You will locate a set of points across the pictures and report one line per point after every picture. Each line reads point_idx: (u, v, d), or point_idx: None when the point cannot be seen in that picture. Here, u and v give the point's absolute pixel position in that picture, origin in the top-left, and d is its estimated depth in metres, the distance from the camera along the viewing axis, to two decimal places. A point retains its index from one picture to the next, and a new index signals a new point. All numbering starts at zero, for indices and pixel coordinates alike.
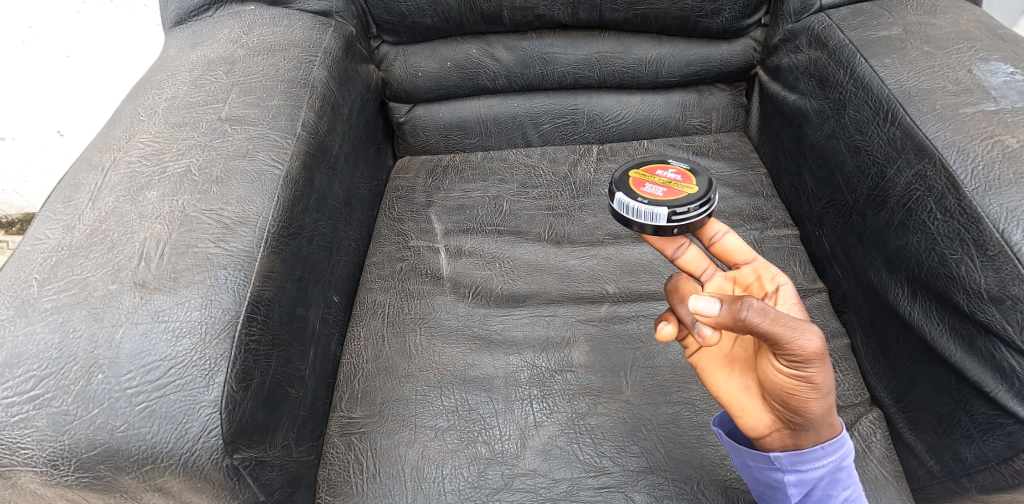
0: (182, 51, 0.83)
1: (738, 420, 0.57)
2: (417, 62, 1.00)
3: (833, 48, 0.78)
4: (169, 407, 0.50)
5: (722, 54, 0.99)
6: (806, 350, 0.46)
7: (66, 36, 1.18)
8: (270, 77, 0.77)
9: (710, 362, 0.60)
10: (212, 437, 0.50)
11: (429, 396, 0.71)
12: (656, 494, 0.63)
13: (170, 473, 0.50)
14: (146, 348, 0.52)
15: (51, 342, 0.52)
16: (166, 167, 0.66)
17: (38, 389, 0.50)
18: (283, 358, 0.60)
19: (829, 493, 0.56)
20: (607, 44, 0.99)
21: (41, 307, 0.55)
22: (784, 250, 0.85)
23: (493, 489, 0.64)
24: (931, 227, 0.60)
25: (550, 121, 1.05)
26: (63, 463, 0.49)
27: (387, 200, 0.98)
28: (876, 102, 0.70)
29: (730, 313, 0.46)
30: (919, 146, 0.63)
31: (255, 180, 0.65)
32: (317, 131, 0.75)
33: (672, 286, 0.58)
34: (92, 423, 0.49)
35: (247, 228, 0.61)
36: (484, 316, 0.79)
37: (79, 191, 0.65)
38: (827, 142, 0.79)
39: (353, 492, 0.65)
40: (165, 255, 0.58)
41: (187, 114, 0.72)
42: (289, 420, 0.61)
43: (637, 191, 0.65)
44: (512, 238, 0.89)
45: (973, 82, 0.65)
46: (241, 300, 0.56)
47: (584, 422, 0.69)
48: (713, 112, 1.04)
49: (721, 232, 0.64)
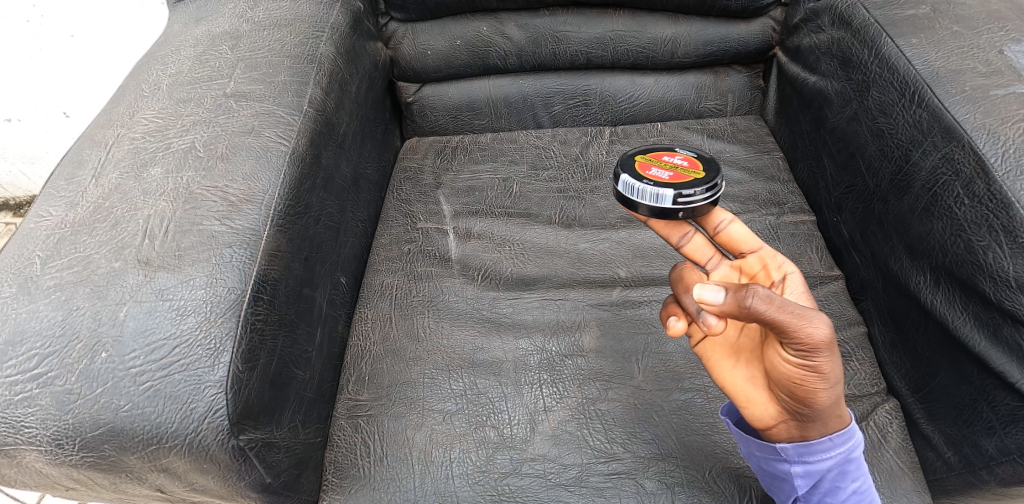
0: (187, 27, 0.81)
1: (745, 411, 0.56)
2: (425, 41, 0.98)
3: (858, 28, 0.76)
4: (174, 386, 0.49)
5: (740, 33, 0.96)
6: (814, 338, 0.44)
7: (71, 16, 1.17)
8: (277, 53, 0.75)
9: (716, 352, 0.58)
10: (218, 418, 0.49)
11: (437, 380, 0.70)
12: (668, 481, 0.62)
13: (175, 453, 0.49)
14: (150, 327, 0.51)
15: (55, 320, 0.51)
16: (170, 143, 0.64)
17: (41, 368, 0.50)
18: (290, 338, 0.59)
19: (837, 485, 0.55)
20: (621, 22, 0.96)
21: (44, 284, 0.54)
22: (800, 236, 0.83)
23: (502, 473, 0.63)
24: (957, 212, 0.58)
25: (561, 103, 1.03)
26: (68, 442, 0.49)
27: (395, 181, 0.96)
28: (902, 84, 0.67)
29: (735, 301, 0.45)
30: (947, 129, 0.61)
31: (261, 157, 0.64)
32: (324, 108, 0.73)
33: (678, 275, 0.57)
34: (96, 402, 0.48)
35: (253, 206, 0.59)
36: (494, 299, 0.78)
37: (82, 167, 0.64)
38: (848, 124, 0.76)
39: (360, 475, 0.64)
40: (169, 233, 0.57)
41: (191, 90, 0.70)
42: (295, 402, 0.60)
43: (643, 174, 0.62)
44: (522, 220, 0.88)
45: (1004, 63, 0.63)
46: (247, 279, 0.55)
47: (594, 408, 0.68)
48: (728, 94, 1.02)
49: (727, 221, 0.62)
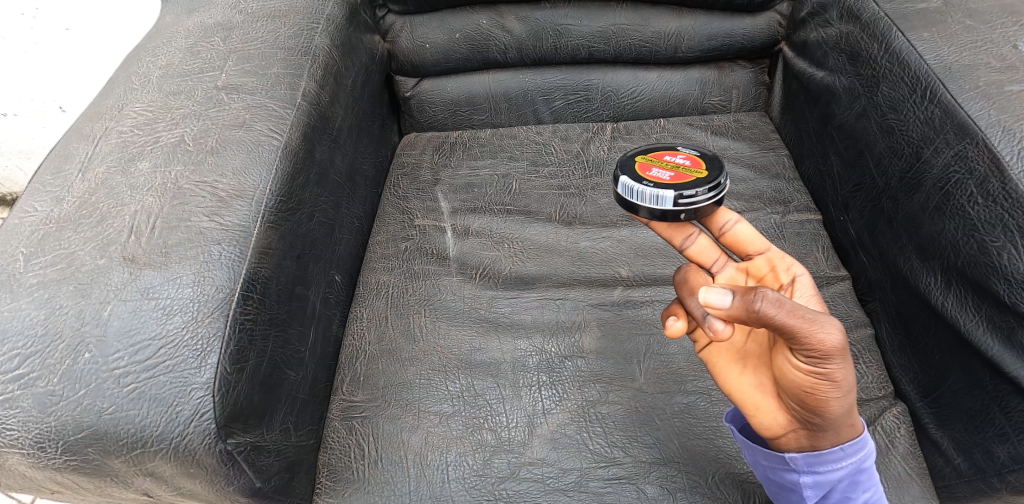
0: (179, 18, 0.79)
1: (752, 419, 0.54)
2: (424, 33, 0.96)
3: (867, 21, 0.74)
4: (159, 388, 0.47)
5: (745, 28, 0.94)
6: (826, 344, 0.42)
7: (66, 9, 1.15)
8: (270, 44, 0.73)
9: (722, 357, 0.56)
10: (205, 421, 0.47)
11: (433, 381, 0.69)
12: (670, 486, 0.61)
13: (161, 458, 0.47)
14: (135, 326, 0.49)
15: (37, 319, 0.50)
16: (159, 137, 0.63)
17: (22, 368, 0.48)
18: (281, 338, 0.58)
19: (848, 495, 0.53)
20: (624, 15, 0.94)
21: (27, 282, 0.52)
22: (806, 235, 0.81)
23: (499, 477, 0.62)
24: (970, 212, 0.57)
25: (562, 98, 1.01)
26: (50, 446, 0.47)
27: (393, 177, 0.95)
28: (913, 79, 0.65)
29: (744, 305, 0.44)
30: (960, 126, 0.59)
31: (252, 151, 0.62)
32: (318, 102, 0.71)
33: (682, 278, 0.55)
34: (79, 405, 0.47)
35: (243, 202, 0.58)
36: (492, 298, 0.76)
37: (69, 161, 0.62)
38: (856, 121, 0.75)
39: (353, 479, 0.62)
40: (156, 230, 0.55)
41: (182, 82, 0.68)
42: (287, 404, 0.58)
43: (642, 175, 0.60)
44: (522, 218, 0.86)
45: (1019, 58, 0.61)
46: (236, 277, 0.53)
47: (595, 410, 0.66)
48: (733, 90, 1.00)
49: (732, 221, 0.61)
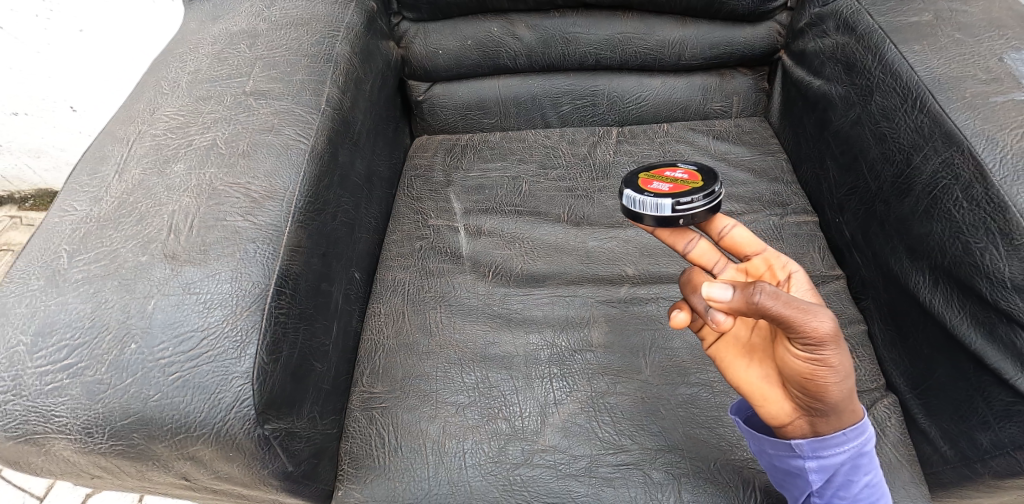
0: (204, 24, 0.82)
1: (760, 409, 0.58)
2: (437, 40, 0.99)
3: (862, 33, 0.78)
4: (202, 377, 0.51)
5: (746, 37, 0.98)
6: (820, 331, 0.46)
7: (80, 10, 1.18)
8: (294, 52, 0.77)
9: (729, 352, 0.60)
10: (245, 407, 0.51)
11: (449, 373, 0.72)
12: (674, 472, 0.64)
13: (203, 442, 0.51)
14: (178, 319, 0.53)
15: (84, 312, 0.53)
16: (192, 140, 0.66)
17: (71, 358, 0.51)
18: (309, 332, 0.61)
19: (850, 479, 0.57)
20: (629, 24, 0.98)
21: (73, 277, 0.55)
22: (803, 236, 0.85)
23: (514, 463, 0.66)
24: (956, 215, 0.61)
25: (570, 103, 1.05)
26: (97, 431, 0.50)
27: (406, 178, 0.98)
28: (904, 89, 0.69)
29: (743, 298, 0.47)
30: (947, 134, 0.63)
31: (281, 154, 0.65)
32: (341, 107, 0.75)
33: (686, 279, 0.59)
34: (126, 392, 0.50)
35: (275, 203, 0.61)
36: (505, 294, 0.80)
37: (105, 162, 0.66)
38: (851, 128, 0.79)
39: (375, 465, 0.66)
40: (194, 229, 0.58)
41: (211, 88, 0.72)
42: (314, 394, 0.62)
43: (644, 188, 0.64)
44: (531, 218, 0.90)
45: (1004, 71, 0.65)
46: (270, 274, 0.57)
47: (603, 401, 0.70)
48: (734, 96, 1.04)
49: (730, 226, 0.65)
